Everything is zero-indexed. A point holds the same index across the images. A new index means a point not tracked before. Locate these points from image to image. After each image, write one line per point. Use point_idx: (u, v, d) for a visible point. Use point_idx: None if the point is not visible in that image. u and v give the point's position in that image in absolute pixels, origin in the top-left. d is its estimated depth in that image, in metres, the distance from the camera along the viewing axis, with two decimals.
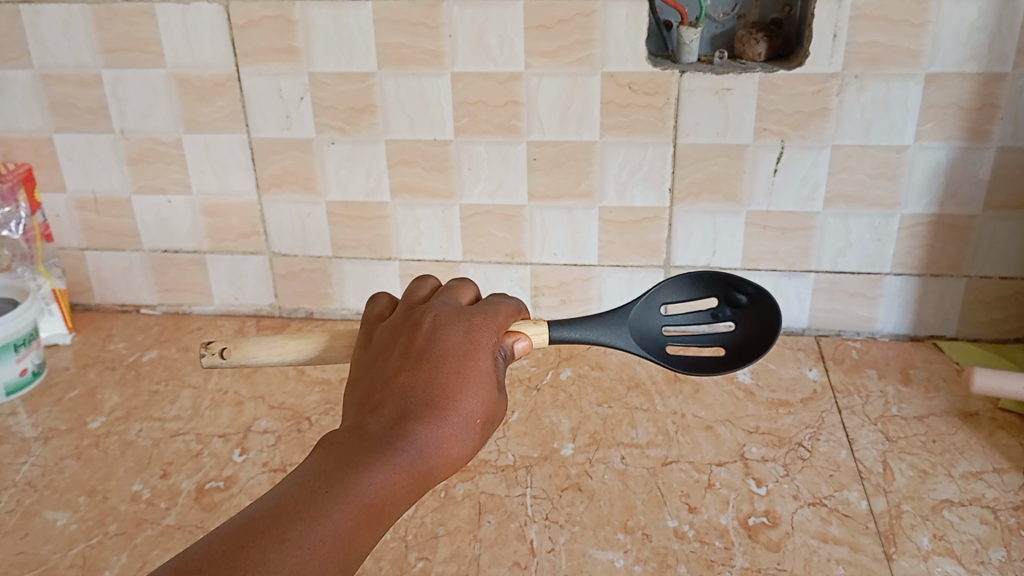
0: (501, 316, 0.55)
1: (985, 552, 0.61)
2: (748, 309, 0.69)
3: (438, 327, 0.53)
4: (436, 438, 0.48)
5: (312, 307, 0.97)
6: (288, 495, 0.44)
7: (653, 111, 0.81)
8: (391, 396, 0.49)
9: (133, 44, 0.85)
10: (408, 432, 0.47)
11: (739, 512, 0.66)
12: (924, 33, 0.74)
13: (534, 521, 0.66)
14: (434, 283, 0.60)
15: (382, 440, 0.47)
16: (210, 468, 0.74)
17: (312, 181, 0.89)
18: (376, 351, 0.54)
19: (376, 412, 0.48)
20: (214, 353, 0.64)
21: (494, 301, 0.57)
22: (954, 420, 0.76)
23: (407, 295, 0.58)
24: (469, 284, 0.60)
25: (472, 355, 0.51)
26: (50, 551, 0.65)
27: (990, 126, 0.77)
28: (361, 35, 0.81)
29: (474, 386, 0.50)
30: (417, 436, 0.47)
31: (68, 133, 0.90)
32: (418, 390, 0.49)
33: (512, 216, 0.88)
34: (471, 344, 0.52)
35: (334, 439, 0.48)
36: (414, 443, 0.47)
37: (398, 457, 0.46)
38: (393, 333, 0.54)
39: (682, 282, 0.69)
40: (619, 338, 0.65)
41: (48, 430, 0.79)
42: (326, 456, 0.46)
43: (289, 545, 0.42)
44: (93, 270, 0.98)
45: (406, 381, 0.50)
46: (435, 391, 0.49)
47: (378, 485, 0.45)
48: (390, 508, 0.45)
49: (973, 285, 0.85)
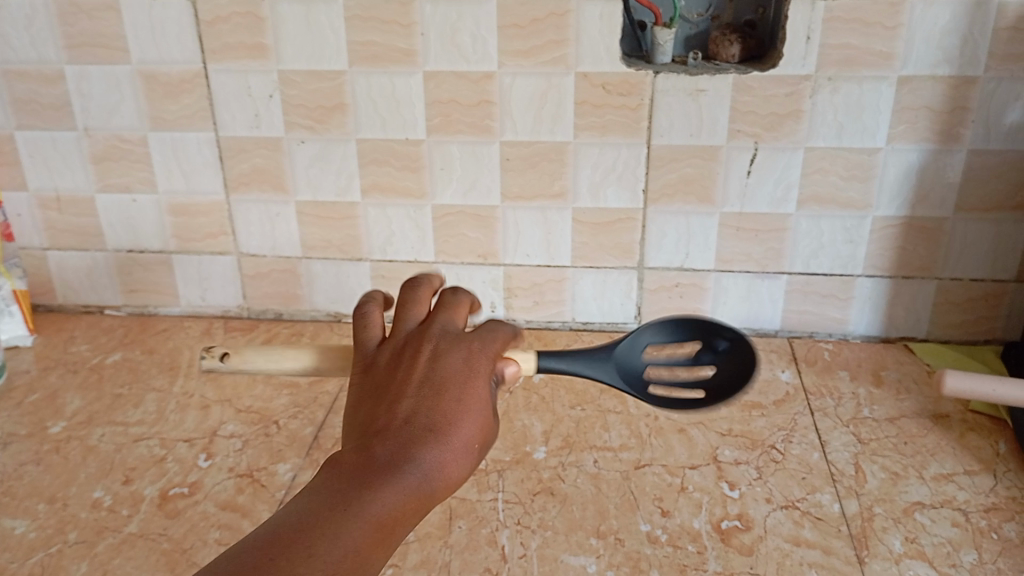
0: (496, 343, 0.53)
1: (956, 555, 0.61)
2: (727, 355, 0.68)
3: (438, 352, 0.50)
4: (440, 463, 0.46)
5: (282, 307, 0.95)
6: (303, 517, 0.43)
7: (627, 111, 0.80)
8: (394, 420, 0.47)
9: (98, 40, 0.83)
10: (412, 457, 0.45)
11: (712, 516, 0.65)
12: (898, 36, 0.75)
13: (506, 526, 0.65)
14: (426, 295, 0.56)
15: (388, 465, 0.45)
16: (174, 473, 0.72)
17: (281, 181, 0.88)
18: (375, 372, 0.51)
19: (380, 433, 0.46)
20: (214, 357, 0.66)
21: (491, 327, 0.54)
22: (926, 422, 0.76)
23: (403, 310, 0.55)
24: (463, 297, 0.56)
25: (473, 381, 0.49)
26: (7, 560, 0.63)
27: (962, 129, 0.78)
28: (333, 33, 0.80)
29: (473, 408, 0.48)
30: (422, 461, 0.45)
31: (30, 131, 0.88)
32: (420, 415, 0.47)
33: (485, 217, 0.87)
34: (472, 369, 0.50)
35: (341, 461, 0.46)
36: (419, 465, 0.45)
37: (405, 479, 0.45)
38: (392, 355, 0.51)
39: (664, 325, 0.68)
40: (603, 375, 0.64)
41: (7, 435, 0.77)
42: (336, 477, 0.45)
43: (313, 561, 0.41)
44: (56, 270, 0.96)
45: (408, 404, 0.47)
46: (438, 416, 0.47)
47: (389, 504, 0.44)
48: (400, 528, 0.44)
49: (944, 287, 0.85)
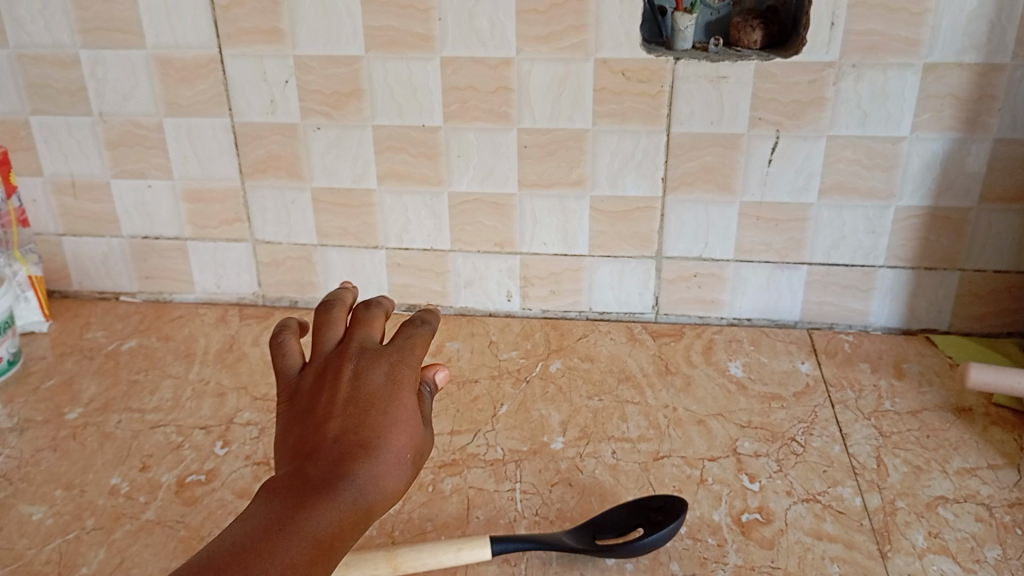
0: (420, 347, 0.50)
1: (981, 550, 0.60)
2: None
3: (360, 368, 0.48)
4: (375, 476, 0.44)
5: (297, 295, 0.95)
6: (237, 542, 0.41)
7: (647, 98, 0.79)
8: (324, 441, 0.45)
9: (112, 24, 0.82)
10: (345, 473, 0.44)
11: (732, 508, 0.65)
12: (924, 22, 0.73)
13: (524, 517, 0.64)
14: (341, 311, 0.53)
15: (322, 483, 0.43)
16: (191, 461, 0.72)
17: (297, 167, 0.87)
18: (301, 397, 0.49)
19: (312, 454, 0.45)
20: None
21: (408, 331, 0.52)
22: (948, 416, 0.75)
23: (320, 330, 0.52)
24: (379, 308, 0.54)
25: (401, 390, 0.47)
26: (25, 546, 0.63)
27: (988, 117, 0.76)
28: (349, 18, 0.79)
29: (405, 417, 0.47)
30: (356, 475, 0.44)
31: (46, 115, 0.88)
32: (350, 431, 0.45)
33: (502, 205, 0.87)
34: (399, 379, 0.48)
35: (273, 486, 0.44)
36: (356, 480, 0.44)
37: (341, 494, 0.43)
38: (316, 378, 0.49)
39: None
40: None
41: (24, 421, 0.77)
42: (268, 503, 0.43)
43: None
44: (71, 256, 0.95)
45: (337, 422, 0.46)
46: (367, 430, 0.45)
47: (325, 522, 0.42)
48: (342, 544, 0.43)
49: (966, 279, 0.84)
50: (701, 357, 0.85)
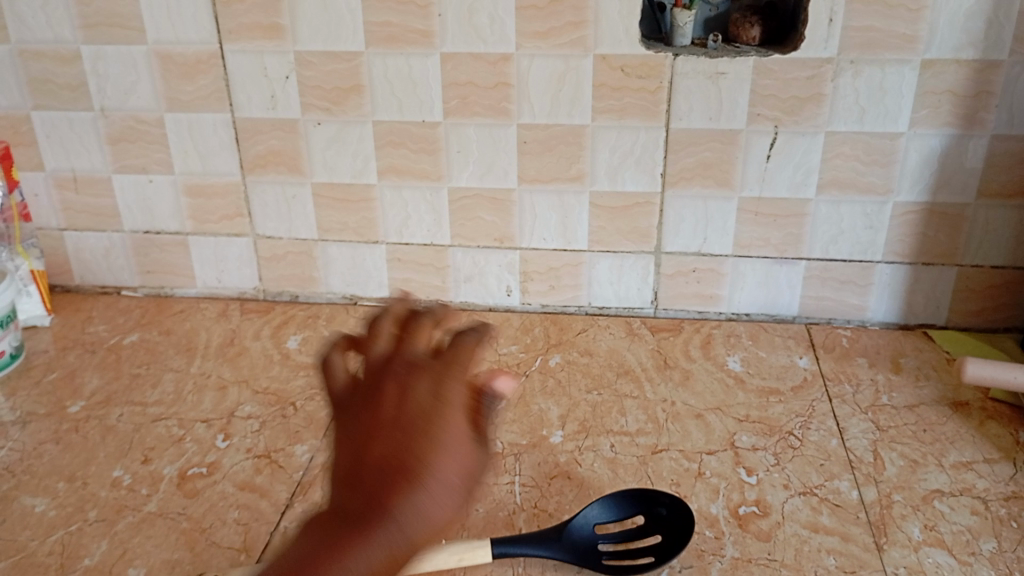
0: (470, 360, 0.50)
1: (976, 543, 0.61)
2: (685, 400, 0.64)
3: (405, 392, 0.49)
4: (418, 509, 0.45)
5: (297, 290, 0.95)
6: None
7: (646, 94, 0.80)
8: (369, 472, 0.46)
9: (114, 20, 0.83)
10: (386, 509, 0.45)
11: (729, 501, 0.65)
12: (922, 19, 0.73)
13: (523, 509, 0.65)
14: (389, 319, 0.53)
15: (362, 521, 0.45)
16: (193, 454, 0.73)
17: (297, 163, 0.88)
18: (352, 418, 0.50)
19: (358, 485, 0.46)
20: None
21: (456, 343, 0.51)
22: (945, 410, 0.76)
23: (367, 343, 0.52)
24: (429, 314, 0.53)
25: (444, 414, 0.47)
26: (28, 538, 0.63)
27: (985, 114, 0.77)
28: (349, 14, 0.79)
29: (452, 444, 0.47)
30: (398, 510, 0.45)
31: (47, 110, 0.88)
32: (392, 463, 0.46)
33: (501, 200, 0.87)
34: (441, 402, 0.48)
35: (323, 520, 0.47)
36: (399, 516, 0.45)
37: (384, 530, 0.45)
38: (363, 399, 0.50)
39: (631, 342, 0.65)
40: None
41: (26, 414, 0.78)
42: (313, 537, 0.46)
43: None
44: (73, 251, 0.96)
45: (382, 451, 0.47)
46: (410, 461, 0.46)
47: (366, 557, 0.45)
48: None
49: (963, 274, 0.85)
50: (699, 352, 0.85)
